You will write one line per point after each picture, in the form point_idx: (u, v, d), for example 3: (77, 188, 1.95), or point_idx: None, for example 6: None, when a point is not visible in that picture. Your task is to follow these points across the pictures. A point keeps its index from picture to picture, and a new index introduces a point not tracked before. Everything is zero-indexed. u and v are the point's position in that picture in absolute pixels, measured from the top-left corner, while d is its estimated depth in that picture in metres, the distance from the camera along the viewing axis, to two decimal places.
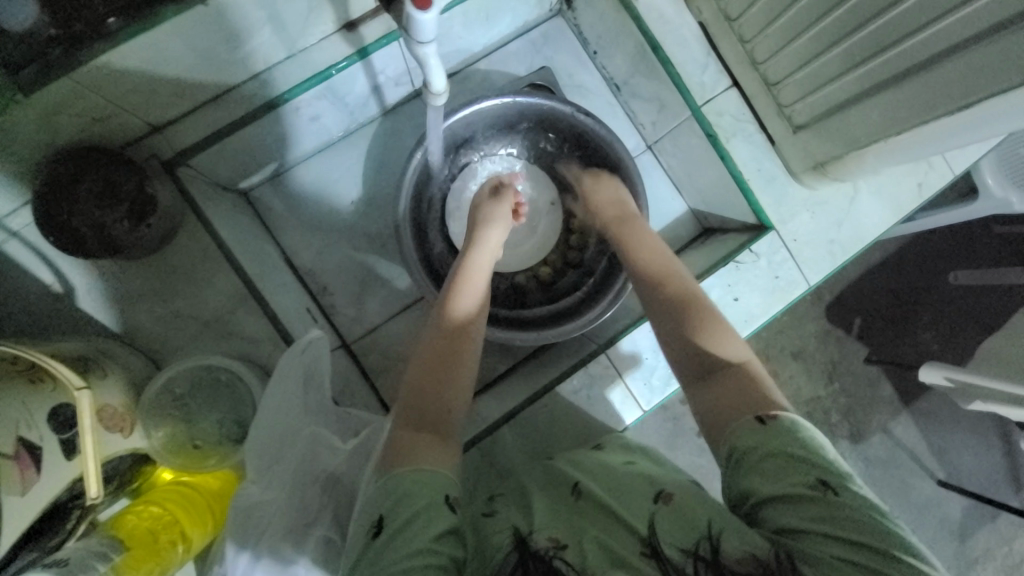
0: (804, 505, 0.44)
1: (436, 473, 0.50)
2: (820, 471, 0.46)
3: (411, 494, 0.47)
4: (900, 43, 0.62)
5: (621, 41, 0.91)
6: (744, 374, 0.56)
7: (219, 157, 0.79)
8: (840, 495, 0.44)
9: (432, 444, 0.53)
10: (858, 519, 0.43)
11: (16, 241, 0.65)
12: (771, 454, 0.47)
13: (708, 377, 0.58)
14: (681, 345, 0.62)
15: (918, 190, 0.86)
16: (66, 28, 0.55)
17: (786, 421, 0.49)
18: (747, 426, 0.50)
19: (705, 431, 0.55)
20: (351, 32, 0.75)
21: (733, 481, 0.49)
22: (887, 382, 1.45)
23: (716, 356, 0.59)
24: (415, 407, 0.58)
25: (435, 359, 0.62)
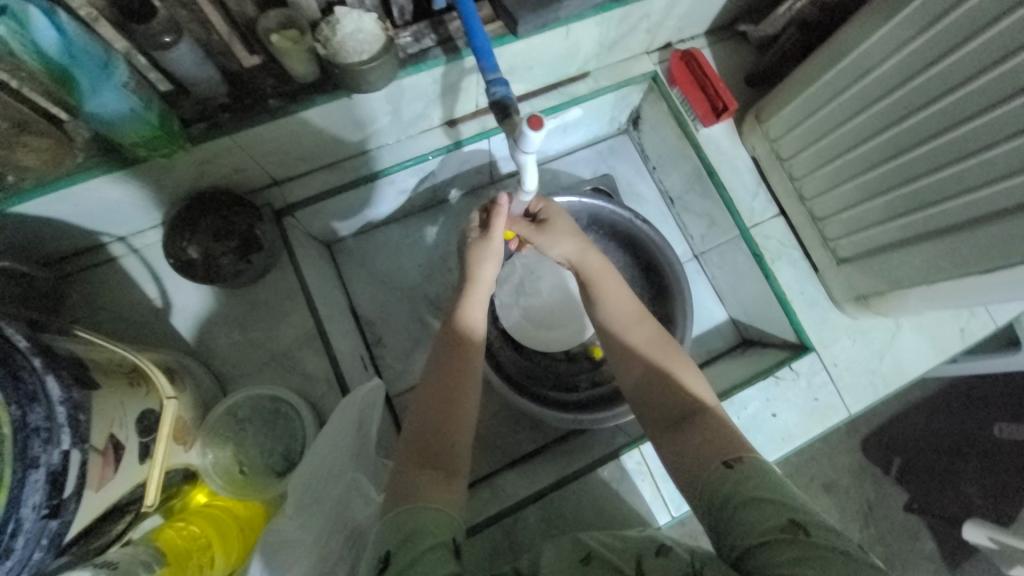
0: (781, 547, 0.46)
1: (440, 513, 0.52)
2: (791, 513, 0.49)
3: (417, 534, 0.50)
4: (942, 204, 0.69)
5: (679, 162, 1.03)
6: (712, 419, 0.61)
7: (318, 212, 0.89)
8: (811, 534, 0.46)
9: (438, 482, 0.56)
10: (831, 555, 0.44)
11: (134, 256, 0.79)
12: (745, 501, 0.51)
13: (680, 432, 0.62)
14: (655, 403, 0.66)
15: (960, 335, 0.88)
16: (237, 100, 0.69)
17: (750, 462, 0.55)
18: (718, 473, 0.54)
19: (683, 482, 0.59)
20: (451, 128, 0.89)
21: (719, 536, 0.51)
22: (927, 535, 1.35)
23: (686, 409, 0.63)
24: (424, 441, 0.60)
25: (435, 395, 0.63)
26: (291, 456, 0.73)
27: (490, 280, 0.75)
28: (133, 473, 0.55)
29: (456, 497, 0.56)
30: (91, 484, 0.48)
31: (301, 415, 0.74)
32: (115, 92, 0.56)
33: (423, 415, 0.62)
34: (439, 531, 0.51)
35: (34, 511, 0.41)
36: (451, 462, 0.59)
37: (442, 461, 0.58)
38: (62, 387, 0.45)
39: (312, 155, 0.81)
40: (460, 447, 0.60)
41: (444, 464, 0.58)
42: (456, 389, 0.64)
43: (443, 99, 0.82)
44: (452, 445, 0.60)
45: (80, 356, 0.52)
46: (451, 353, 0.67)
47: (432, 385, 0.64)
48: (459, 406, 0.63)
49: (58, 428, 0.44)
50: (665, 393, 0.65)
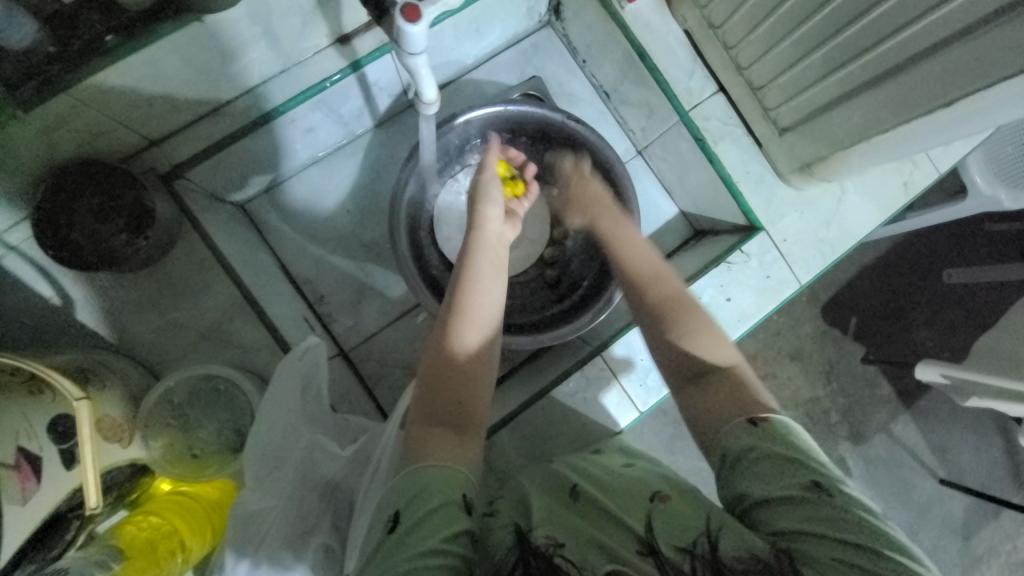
0: (797, 506, 0.46)
1: (450, 468, 0.51)
2: (813, 472, 0.48)
3: (425, 493, 0.48)
4: (876, 48, 0.64)
5: (609, 50, 0.93)
6: (735, 381, 0.58)
7: (216, 169, 0.79)
8: (832, 496, 0.46)
9: (447, 437, 0.54)
10: (852, 519, 0.44)
11: (16, 254, 0.67)
12: (767, 458, 0.49)
13: (698, 381, 0.59)
14: (671, 353, 0.63)
15: (904, 189, 0.88)
16: (64, 45, 0.57)
17: (777, 423, 0.52)
18: (741, 430, 0.52)
19: (695, 433, 0.57)
20: (345, 46, 0.77)
21: (728, 485, 0.51)
22: (886, 382, 1.46)
23: (708, 363, 0.60)
24: (435, 404, 0.58)
25: (450, 377, 0.60)
26: (243, 429, 0.69)
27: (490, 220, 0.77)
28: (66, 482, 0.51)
29: (472, 452, 0.54)
30: (13, 500, 0.46)
31: (244, 389, 0.69)
32: None
33: (443, 387, 0.60)
34: (448, 489, 0.49)
35: None
36: (467, 421, 0.57)
37: (453, 420, 0.57)
38: None
39: (184, 103, 0.69)
40: (473, 406, 0.58)
41: (460, 422, 0.57)
42: (476, 380, 0.61)
43: (323, 9, 0.69)
44: (463, 402, 0.59)
45: None
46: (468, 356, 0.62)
47: (443, 373, 0.60)
48: (473, 377, 0.61)
49: None
50: (683, 344, 0.63)
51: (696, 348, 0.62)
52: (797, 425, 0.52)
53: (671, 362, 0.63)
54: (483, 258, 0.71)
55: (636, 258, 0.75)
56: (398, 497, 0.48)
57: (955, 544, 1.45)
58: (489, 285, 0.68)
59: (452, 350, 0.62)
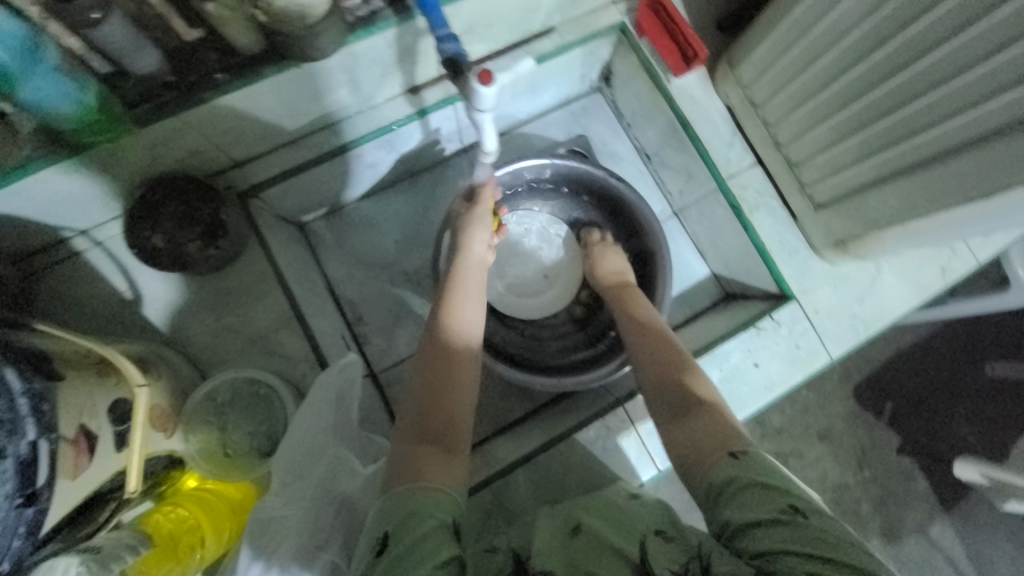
0: (777, 528, 0.47)
1: (437, 489, 0.53)
2: (790, 497, 0.49)
3: (418, 514, 0.50)
4: (913, 137, 0.67)
5: (654, 118, 1.00)
6: (716, 416, 0.61)
7: (285, 192, 0.87)
8: (810, 519, 0.47)
9: (437, 456, 0.57)
10: (828, 538, 0.45)
11: (99, 250, 0.77)
12: (746, 486, 0.51)
13: (683, 418, 0.63)
14: (661, 392, 0.68)
15: (941, 274, 0.88)
16: (182, 76, 0.65)
17: (755, 458, 0.54)
18: (722, 462, 0.55)
19: (681, 470, 0.59)
20: (414, 95, 0.86)
21: (713, 514, 0.52)
22: (922, 475, 1.38)
23: (692, 400, 0.64)
24: (422, 419, 0.60)
25: (430, 386, 0.63)
26: (275, 437, 0.73)
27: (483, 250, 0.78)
28: (111, 462, 0.55)
29: (459, 469, 0.57)
30: (66, 473, 0.48)
31: (281, 396, 0.74)
32: (49, 76, 0.54)
33: (421, 399, 0.62)
34: (439, 512, 0.50)
35: (6, 500, 0.42)
36: (453, 437, 0.59)
37: (437, 437, 0.59)
38: (22, 379, 0.45)
39: (269, 132, 0.78)
40: (459, 423, 0.61)
41: (446, 439, 0.59)
42: (456, 385, 0.64)
43: (401, 64, 0.78)
44: (449, 420, 0.61)
45: (41, 347, 0.51)
46: (446, 366, 0.64)
47: (424, 379, 0.64)
48: (456, 388, 0.63)
49: (22, 420, 0.44)
50: (674, 384, 0.67)
51: (685, 387, 0.66)
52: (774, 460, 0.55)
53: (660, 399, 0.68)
54: (472, 272, 0.75)
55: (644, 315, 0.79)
56: (390, 518, 0.50)
57: None
58: (472, 295, 0.73)
59: (435, 358, 0.65)
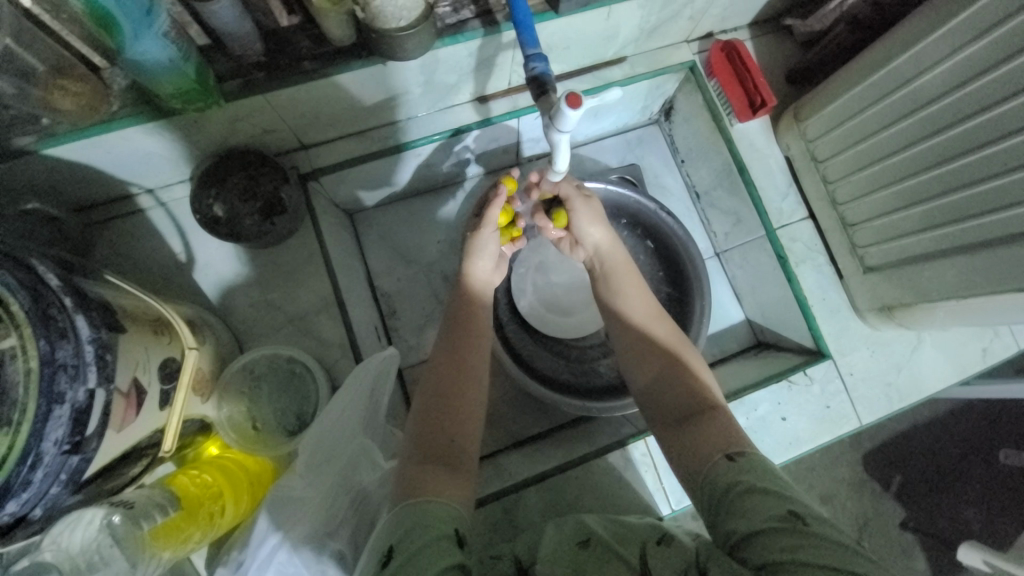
0: (780, 536, 0.45)
1: (444, 505, 0.52)
2: (790, 503, 0.48)
3: (425, 524, 0.49)
4: (980, 217, 0.67)
5: (709, 158, 1.01)
6: (717, 421, 0.60)
7: (343, 180, 0.89)
8: (810, 525, 0.46)
9: (442, 477, 0.56)
10: (830, 546, 0.44)
11: (161, 210, 0.80)
12: (744, 491, 0.50)
13: (684, 423, 0.61)
14: (659, 392, 0.66)
15: (982, 355, 0.87)
16: (273, 59, 0.68)
17: (753, 459, 0.54)
18: (719, 465, 0.54)
19: (681, 474, 0.59)
20: (482, 104, 0.88)
21: (717, 525, 0.50)
22: (922, 555, 1.35)
23: (693, 404, 0.63)
24: (428, 440, 0.60)
25: (433, 405, 0.63)
26: (303, 418, 0.75)
27: (488, 273, 0.76)
28: (154, 419, 0.56)
29: (464, 488, 0.56)
30: (114, 425, 0.49)
31: (315, 377, 0.76)
32: (157, 40, 0.55)
33: (432, 412, 0.62)
34: (444, 523, 0.50)
35: (56, 446, 0.42)
36: (458, 457, 0.59)
37: (443, 458, 0.58)
38: (91, 327, 0.46)
39: (342, 121, 0.80)
40: (462, 444, 0.61)
41: (452, 458, 0.59)
42: (461, 393, 0.64)
43: (477, 73, 0.80)
44: (454, 441, 0.61)
45: (108, 299, 0.52)
46: (450, 381, 0.64)
47: (428, 399, 0.64)
48: (461, 409, 0.63)
49: (86, 367, 0.45)
50: (673, 384, 0.65)
51: (683, 388, 0.64)
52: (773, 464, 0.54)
53: (659, 401, 0.66)
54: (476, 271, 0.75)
55: (632, 296, 0.74)
56: (393, 531, 0.49)
57: None
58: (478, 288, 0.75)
59: (433, 373, 0.66)
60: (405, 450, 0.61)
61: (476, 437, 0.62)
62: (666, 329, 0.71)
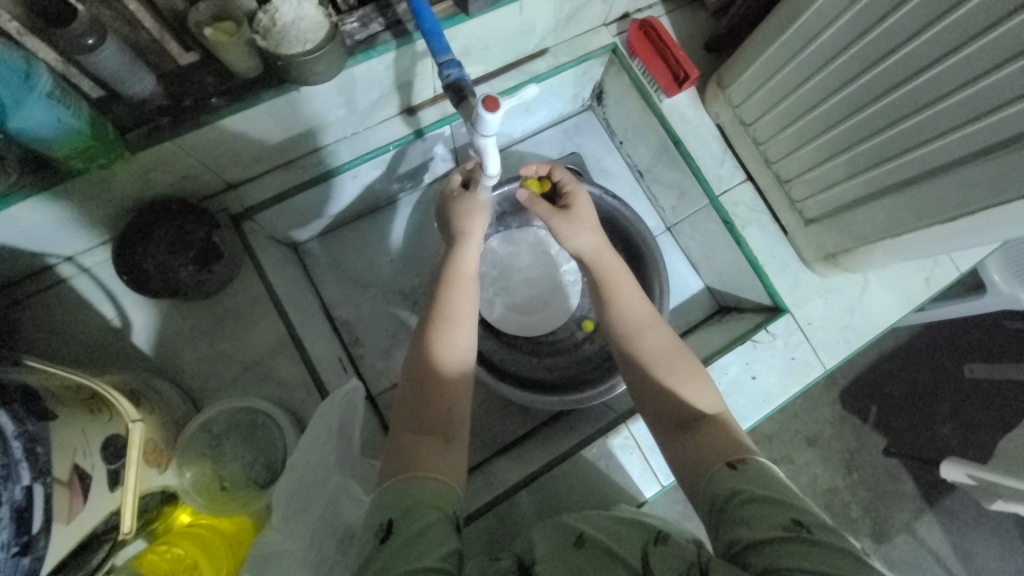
0: (784, 544, 0.45)
1: (442, 483, 0.53)
2: (794, 512, 0.48)
3: (420, 507, 0.50)
4: (900, 157, 0.70)
5: (645, 136, 1.02)
6: (719, 431, 0.61)
7: (279, 214, 0.86)
8: (814, 533, 0.46)
9: (436, 449, 0.57)
10: (835, 554, 0.44)
11: (85, 276, 0.75)
12: (748, 499, 0.51)
13: (688, 431, 0.62)
14: (661, 401, 0.65)
15: (926, 284, 0.91)
16: (176, 101, 0.64)
17: (753, 466, 0.55)
18: (721, 473, 0.55)
19: (684, 483, 0.59)
20: (410, 116, 0.86)
21: (719, 534, 0.51)
22: (908, 477, 1.41)
23: (696, 412, 0.63)
24: (419, 415, 0.60)
25: (432, 374, 0.63)
26: (274, 467, 0.72)
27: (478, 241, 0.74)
28: (106, 502, 0.53)
29: (456, 464, 0.58)
30: (61, 517, 0.46)
31: (279, 424, 0.72)
32: (43, 106, 0.51)
33: (425, 388, 0.62)
34: (440, 500, 0.51)
35: (4, 550, 0.39)
36: (450, 428, 0.60)
37: (439, 430, 0.59)
38: (15, 422, 0.43)
39: (265, 154, 0.77)
40: (457, 415, 0.61)
41: (444, 431, 0.59)
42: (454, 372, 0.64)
43: (399, 85, 0.78)
44: (450, 414, 0.61)
45: (32, 385, 0.49)
46: (449, 371, 0.63)
47: (422, 365, 0.64)
48: (455, 381, 0.63)
49: (17, 464, 0.41)
50: (671, 393, 0.65)
51: (687, 397, 0.65)
52: (774, 469, 0.55)
53: (661, 406, 0.65)
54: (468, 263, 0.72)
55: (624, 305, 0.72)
56: (394, 504, 0.50)
57: None
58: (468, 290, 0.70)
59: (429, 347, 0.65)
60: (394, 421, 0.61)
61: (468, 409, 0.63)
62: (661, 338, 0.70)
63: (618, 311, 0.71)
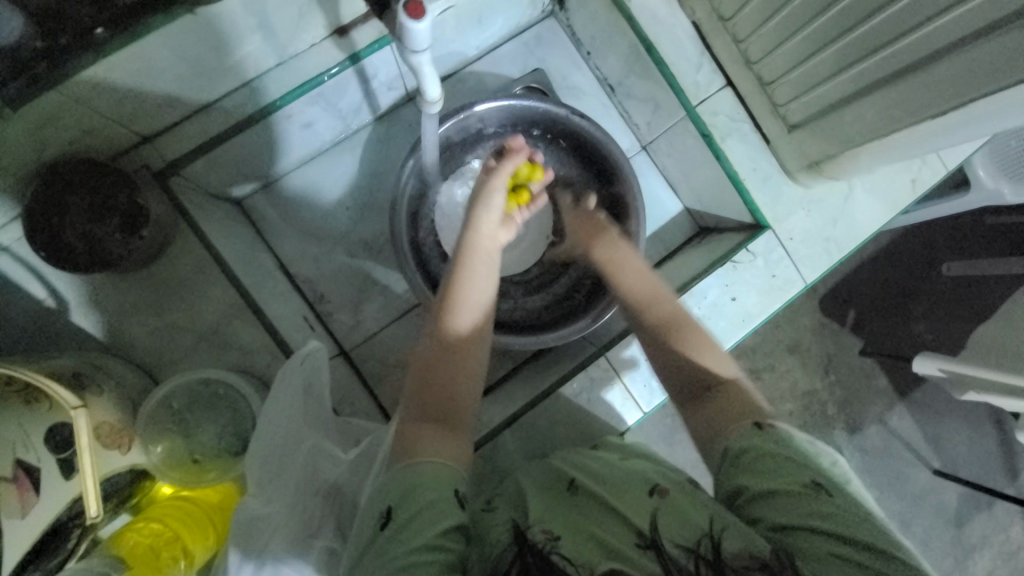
0: (798, 502, 0.48)
1: (444, 464, 0.52)
2: (813, 472, 0.50)
3: (417, 490, 0.49)
4: (892, 44, 0.62)
5: (613, 42, 0.91)
6: (738, 394, 0.59)
7: (210, 166, 0.77)
8: (832, 495, 0.48)
9: (443, 437, 0.55)
10: (846, 515, 0.47)
11: (6, 255, 0.66)
12: (764, 455, 0.51)
13: (701, 396, 0.61)
14: (672, 366, 0.65)
15: (912, 186, 0.87)
16: (51, 40, 0.54)
17: (778, 428, 0.54)
18: (743, 431, 0.54)
19: (700, 445, 0.59)
20: (343, 38, 0.74)
21: (726, 480, 0.53)
22: (883, 374, 1.47)
23: (711, 376, 0.62)
24: (428, 400, 0.58)
25: (439, 356, 0.61)
26: (244, 436, 0.69)
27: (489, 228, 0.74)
28: (63, 491, 0.50)
29: (462, 448, 0.55)
30: (15, 512, 0.47)
31: (243, 393, 0.68)
32: None
33: (433, 373, 0.60)
34: (440, 486, 0.50)
35: None
36: (456, 415, 0.58)
37: (446, 418, 0.57)
38: None
39: (176, 98, 0.66)
40: (461, 401, 0.59)
41: (446, 416, 0.57)
42: (460, 342, 0.63)
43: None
44: (454, 400, 0.59)
45: None
46: (446, 347, 0.62)
47: (432, 348, 0.62)
48: (466, 361, 0.62)
49: None
50: (681, 356, 0.65)
51: (696, 359, 0.64)
52: (801, 433, 0.54)
53: (677, 373, 0.65)
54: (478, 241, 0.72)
55: (637, 282, 0.74)
56: (391, 493, 0.50)
57: (950, 534, 1.47)
58: (483, 266, 0.70)
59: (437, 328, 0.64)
60: (401, 407, 0.59)
61: (476, 396, 0.61)
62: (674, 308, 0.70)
63: (629, 289, 0.73)
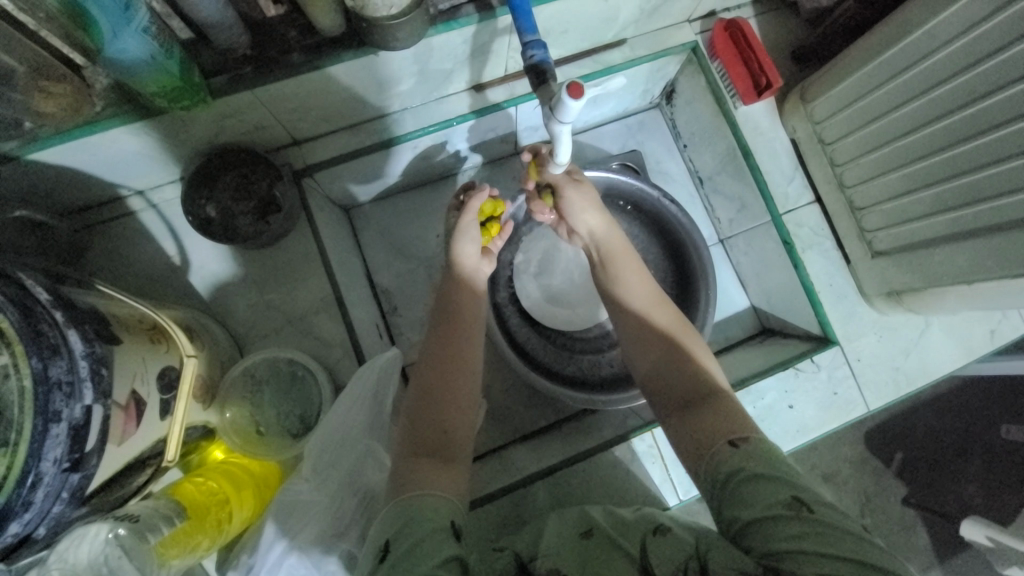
0: (784, 523, 0.47)
1: (443, 499, 0.53)
2: (793, 489, 0.49)
3: (419, 518, 0.50)
4: (995, 199, 0.65)
5: (711, 141, 0.98)
6: (722, 408, 0.60)
7: (336, 177, 0.87)
8: (813, 511, 0.47)
9: (438, 470, 0.56)
10: (831, 531, 0.46)
11: (153, 212, 0.78)
12: (747, 477, 0.51)
13: (686, 407, 0.62)
14: (664, 377, 0.65)
15: (990, 336, 0.86)
16: (258, 51, 0.65)
17: (755, 444, 0.55)
18: (724, 453, 0.55)
19: (686, 460, 0.59)
20: (478, 93, 0.85)
21: (720, 511, 0.52)
22: (925, 530, 1.36)
23: (696, 387, 0.63)
24: (421, 431, 0.60)
25: (434, 379, 0.64)
26: (307, 420, 0.76)
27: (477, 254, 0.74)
28: (154, 429, 0.55)
29: (458, 480, 0.57)
30: (114, 439, 0.48)
31: (316, 379, 0.75)
32: (137, 37, 0.52)
33: (424, 405, 0.63)
34: (438, 516, 0.50)
35: (55, 465, 0.41)
36: (451, 447, 0.60)
37: (441, 451, 0.59)
38: (84, 342, 0.45)
39: (333, 114, 0.78)
40: (455, 434, 0.61)
41: (444, 450, 0.59)
42: (461, 334, 0.68)
43: (472, 61, 0.77)
44: (447, 433, 0.61)
45: (101, 311, 0.51)
46: (444, 338, 0.67)
47: (426, 372, 0.65)
48: (451, 353, 0.66)
49: (80, 383, 0.43)
50: (672, 367, 0.66)
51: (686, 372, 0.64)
52: (773, 444, 0.55)
53: (666, 384, 0.65)
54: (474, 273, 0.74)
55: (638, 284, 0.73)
56: (390, 526, 0.50)
57: None
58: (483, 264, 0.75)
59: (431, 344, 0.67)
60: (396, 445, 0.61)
61: (469, 432, 0.63)
62: (667, 317, 0.70)
63: (631, 290, 0.72)
